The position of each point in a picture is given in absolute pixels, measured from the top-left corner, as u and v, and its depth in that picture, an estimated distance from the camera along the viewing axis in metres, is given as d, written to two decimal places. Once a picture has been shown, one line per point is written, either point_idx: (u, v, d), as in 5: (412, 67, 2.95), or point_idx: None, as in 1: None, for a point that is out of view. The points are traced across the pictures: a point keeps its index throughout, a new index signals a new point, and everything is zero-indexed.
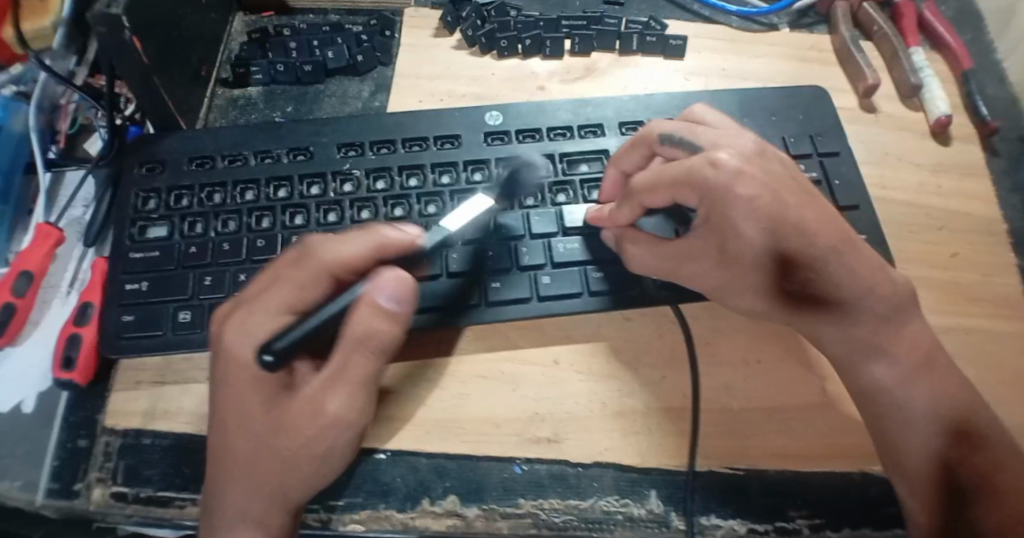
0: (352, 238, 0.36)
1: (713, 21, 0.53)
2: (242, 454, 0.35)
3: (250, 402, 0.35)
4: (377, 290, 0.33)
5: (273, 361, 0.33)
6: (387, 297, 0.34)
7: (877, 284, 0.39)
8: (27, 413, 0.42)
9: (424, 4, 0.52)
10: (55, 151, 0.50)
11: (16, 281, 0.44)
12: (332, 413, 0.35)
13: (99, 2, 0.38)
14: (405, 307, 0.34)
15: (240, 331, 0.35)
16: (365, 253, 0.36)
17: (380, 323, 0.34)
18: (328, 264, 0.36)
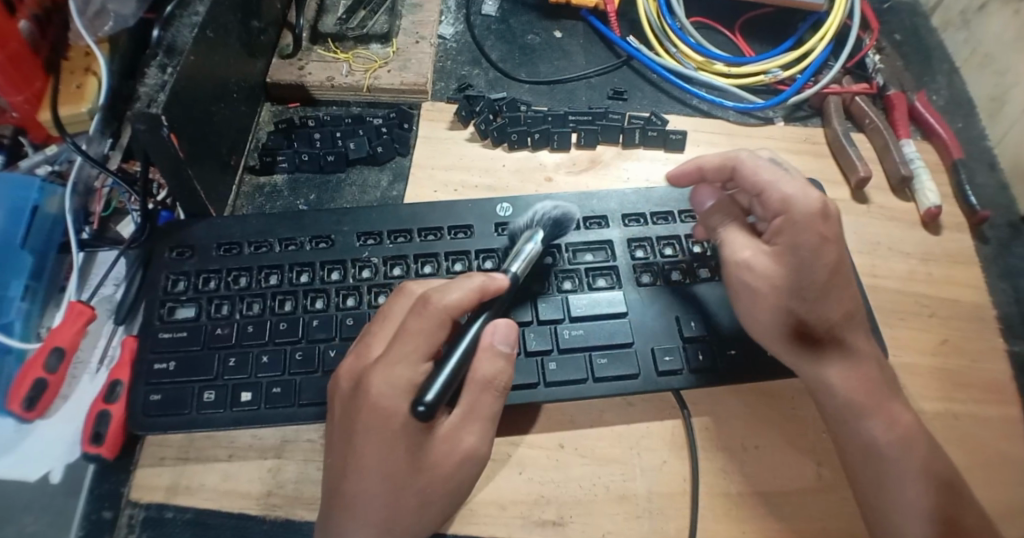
0: (455, 286, 0.39)
1: (712, 116, 0.57)
2: (374, 500, 0.37)
3: (389, 448, 0.36)
4: (493, 335, 0.39)
5: (425, 412, 0.36)
6: (503, 341, 0.39)
7: (872, 359, 0.44)
8: (54, 483, 0.44)
9: (440, 98, 0.56)
10: (88, 231, 0.50)
11: (48, 358, 0.45)
12: (468, 448, 0.39)
13: (140, 101, 0.41)
14: (513, 344, 0.39)
15: (380, 378, 0.37)
16: (473, 296, 0.39)
17: (501, 364, 0.39)
18: (448, 310, 0.38)
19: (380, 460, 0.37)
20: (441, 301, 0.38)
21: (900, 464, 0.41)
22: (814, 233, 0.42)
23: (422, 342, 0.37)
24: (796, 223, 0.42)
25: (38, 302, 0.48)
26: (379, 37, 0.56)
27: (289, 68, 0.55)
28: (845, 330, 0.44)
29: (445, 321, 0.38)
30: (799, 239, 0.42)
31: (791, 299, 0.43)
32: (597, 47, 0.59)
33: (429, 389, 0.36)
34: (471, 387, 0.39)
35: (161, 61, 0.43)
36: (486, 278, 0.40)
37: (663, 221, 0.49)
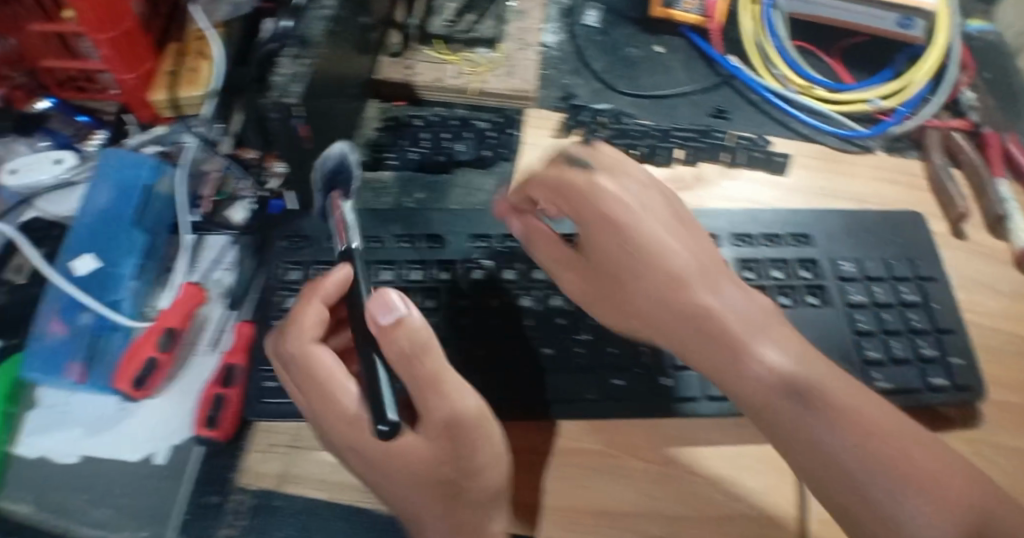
0: (304, 307, 0.40)
1: (812, 141, 0.57)
2: (415, 507, 0.38)
3: (390, 466, 0.37)
4: (371, 312, 0.37)
5: (388, 429, 0.36)
6: (386, 313, 0.37)
7: (788, 344, 0.38)
8: (157, 464, 0.44)
9: (546, 106, 0.56)
10: (198, 214, 0.50)
11: (159, 338, 0.45)
12: (444, 420, 0.36)
13: (273, 90, 0.42)
14: (399, 308, 0.37)
15: (337, 420, 0.38)
16: (332, 293, 0.40)
17: (397, 337, 0.37)
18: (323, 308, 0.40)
19: (403, 480, 0.37)
20: (305, 316, 0.39)
21: (874, 477, 0.33)
22: (610, 251, 0.42)
23: (337, 376, 0.38)
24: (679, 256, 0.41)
25: (147, 282, 0.48)
26: (486, 42, 0.57)
27: (397, 67, 0.56)
28: (766, 324, 0.39)
29: (313, 347, 0.39)
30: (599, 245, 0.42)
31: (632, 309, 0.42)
32: (697, 63, 0.60)
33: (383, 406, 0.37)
34: (404, 368, 0.37)
35: (293, 52, 0.44)
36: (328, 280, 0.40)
37: (772, 243, 0.50)
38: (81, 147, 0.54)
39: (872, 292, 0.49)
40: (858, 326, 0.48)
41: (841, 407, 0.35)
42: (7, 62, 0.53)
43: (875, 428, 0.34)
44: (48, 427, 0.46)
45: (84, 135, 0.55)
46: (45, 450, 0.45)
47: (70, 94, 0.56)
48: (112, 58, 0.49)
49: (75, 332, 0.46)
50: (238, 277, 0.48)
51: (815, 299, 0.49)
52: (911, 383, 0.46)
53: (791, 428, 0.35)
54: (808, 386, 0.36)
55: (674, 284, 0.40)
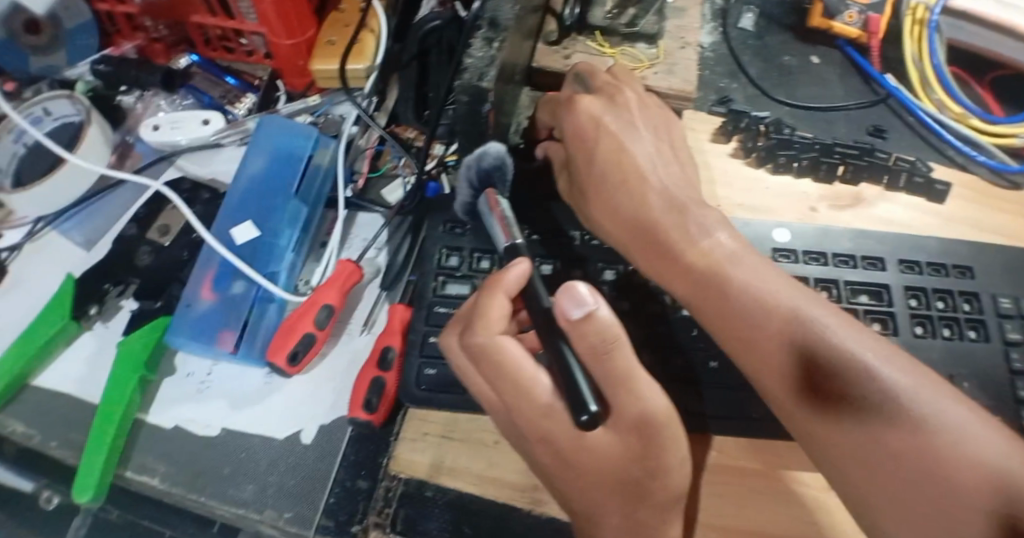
0: (486, 301, 0.37)
1: (965, 169, 0.57)
2: (597, 505, 0.36)
3: (570, 458, 0.35)
4: (560, 308, 0.33)
5: (592, 419, 0.33)
6: (577, 308, 0.32)
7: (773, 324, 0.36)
8: (305, 443, 0.44)
9: (703, 108, 0.57)
10: (352, 190, 0.50)
11: (318, 313, 0.44)
12: (638, 417, 0.33)
13: (470, 72, 0.41)
14: (595, 301, 0.33)
15: (521, 415, 0.35)
16: (507, 291, 0.37)
17: (591, 331, 0.32)
18: (501, 304, 0.37)
19: (589, 478, 0.35)
20: (480, 310, 0.37)
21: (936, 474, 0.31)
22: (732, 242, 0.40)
23: (524, 366, 0.35)
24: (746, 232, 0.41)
25: (300, 255, 0.48)
26: (647, 38, 0.56)
27: (554, 56, 0.56)
28: (758, 304, 0.36)
29: (501, 340, 0.35)
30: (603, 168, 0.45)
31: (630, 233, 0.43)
32: (854, 79, 0.60)
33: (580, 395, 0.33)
34: (597, 367, 0.33)
35: (485, 34, 0.43)
36: (511, 273, 0.37)
37: (936, 272, 0.49)
38: (230, 108, 0.54)
39: None
40: (1015, 365, 0.46)
41: (874, 417, 0.33)
42: (149, 14, 0.54)
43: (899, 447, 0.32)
44: (189, 395, 0.46)
45: (234, 98, 0.55)
46: (180, 420, 0.45)
47: (217, 54, 0.57)
48: (276, 24, 0.49)
49: (227, 301, 0.45)
50: (394, 258, 0.48)
51: (976, 334, 0.47)
52: None
53: (845, 455, 0.33)
54: (874, 401, 0.33)
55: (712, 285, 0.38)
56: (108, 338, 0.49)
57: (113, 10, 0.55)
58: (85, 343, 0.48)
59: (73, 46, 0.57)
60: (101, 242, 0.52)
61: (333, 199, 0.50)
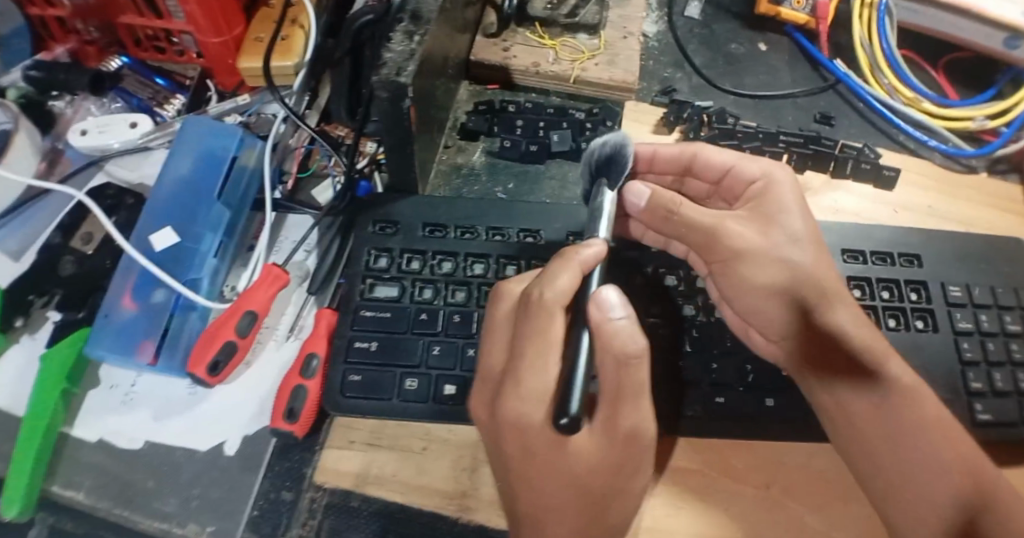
0: (557, 271, 0.32)
1: (916, 155, 0.56)
2: (541, 510, 0.32)
3: (538, 460, 0.31)
4: (599, 307, 0.30)
5: (567, 424, 0.30)
6: (611, 310, 0.30)
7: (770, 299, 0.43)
8: (228, 456, 0.42)
9: (644, 99, 0.55)
10: (281, 192, 0.49)
11: (239, 321, 0.43)
12: (630, 430, 0.31)
13: (387, 68, 0.39)
14: (629, 310, 0.30)
15: (512, 394, 0.30)
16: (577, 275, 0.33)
17: (623, 341, 0.30)
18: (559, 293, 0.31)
19: (545, 482, 0.31)
20: (540, 288, 0.32)
21: (920, 447, 0.39)
22: (760, 219, 0.44)
23: (549, 349, 0.30)
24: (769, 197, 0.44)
25: (225, 260, 0.46)
26: (588, 28, 0.55)
27: (493, 49, 0.54)
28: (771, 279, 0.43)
29: (557, 312, 0.31)
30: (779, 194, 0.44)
31: (783, 257, 0.43)
32: (802, 66, 0.59)
33: (568, 398, 0.30)
34: (614, 369, 0.30)
35: (406, 27, 0.41)
36: (585, 254, 0.33)
37: (882, 262, 0.47)
38: (157, 111, 0.52)
39: (980, 320, 0.46)
40: (965, 355, 0.44)
41: (923, 410, 0.40)
42: (81, 16, 0.51)
43: (944, 436, 0.39)
44: (112, 407, 0.44)
45: (162, 99, 0.52)
46: (105, 432, 0.43)
47: (148, 55, 0.54)
48: (203, 22, 0.48)
49: (148, 309, 0.44)
50: (322, 261, 0.47)
51: (925, 324, 0.46)
52: (1013, 417, 0.43)
53: (876, 430, 0.40)
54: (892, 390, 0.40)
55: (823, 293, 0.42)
56: (36, 352, 0.45)
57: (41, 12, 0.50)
58: (14, 357, 0.45)
59: (10, 46, 0.52)
60: (30, 252, 0.48)
61: (260, 202, 0.49)
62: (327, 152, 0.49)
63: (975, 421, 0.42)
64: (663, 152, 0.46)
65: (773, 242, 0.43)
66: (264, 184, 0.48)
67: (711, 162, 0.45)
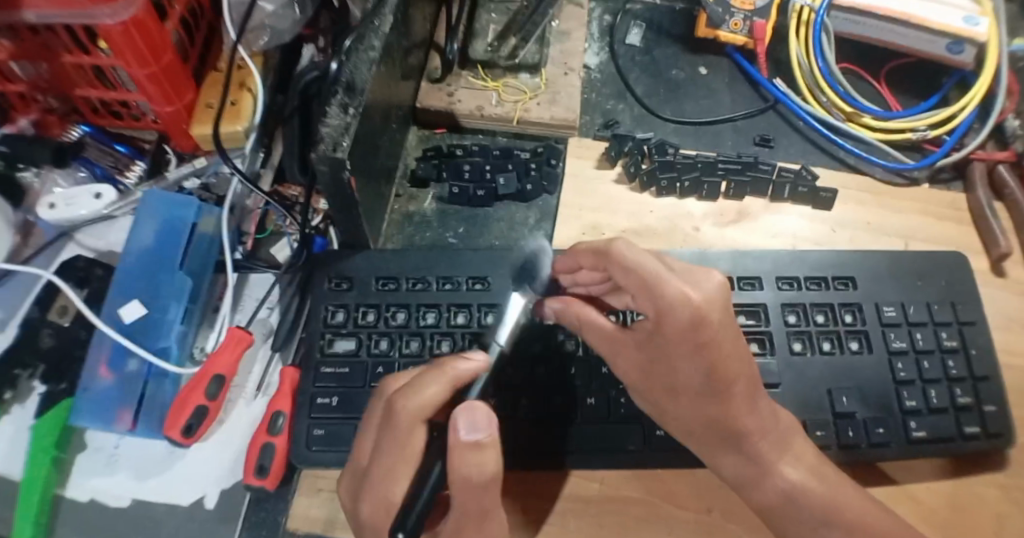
0: (428, 383, 0.33)
1: (857, 171, 0.57)
2: None
3: None
4: (454, 426, 0.29)
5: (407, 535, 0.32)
6: (471, 433, 0.29)
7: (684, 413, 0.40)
8: (208, 509, 0.45)
9: (587, 135, 0.57)
10: (241, 251, 0.52)
11: (209, 385, 0.46)
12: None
13: (324, 143, 0.40)
14: (489, 433, 0.29)
15: (371, 498, 0.32)
16: (445, 388, 0.33)
17: (471, 463, 0.30)
18: (416, 412, 0.32)
19: None
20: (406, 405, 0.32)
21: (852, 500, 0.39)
22: (664, 347, 0.37)
23: (403, 462, 0.32)
24: (672, 324, 0.35)
25: (194, 323, 0.49)
26: (530, 67, 0.57)
27: (439, 94, 0.55)
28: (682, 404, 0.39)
29: (417, 427, 0.32)
30: (668, 347, 0.36)
31: (678, 385, 0.38)
32: (743, 87, 0.60)
33: (412, 511, 0.31)
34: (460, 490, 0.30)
35: (342, 99, 0.42)
36: (455, 367, 0.33)
37: (816, 286, 0.49)
38: (121, 179, 0.54)
39: (914, 339, 0.48)
40: (899, 375, 0.46)
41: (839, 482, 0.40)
42: (38, 89, 0.51)
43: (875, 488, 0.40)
44: (99, 468, 0.46)
45: (124, 166, 0.54)
46: (94, 492, 0.46)
47: (107, 121, 0.54)
48: (154, 92, 0.48)
49: (122, 378, 0.47)
50: (284, 318, 0.49)
51: (859, 345, 0.48)
52: (948, 432, 0.45)
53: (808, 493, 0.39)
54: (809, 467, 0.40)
55: (723, 427, 0.39)
56: (25, 420, 0.48)
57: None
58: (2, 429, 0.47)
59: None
60: (12, 323, 0.51)
61: (222, 263, 0.52)
62: (281, 212, 0.52)
63: (909, 438, 0.45)
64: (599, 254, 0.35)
65: (656, 385, 0.39)
66: (224, 246, 0.51)
67: (623, 272, 0.35)
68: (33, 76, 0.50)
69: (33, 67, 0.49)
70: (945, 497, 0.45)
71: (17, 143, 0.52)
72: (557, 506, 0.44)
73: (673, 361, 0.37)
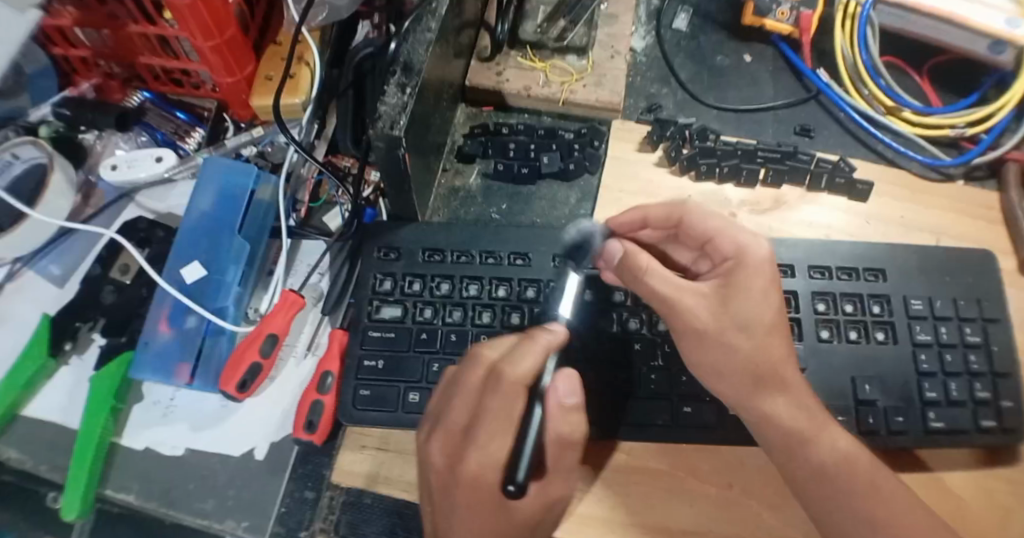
0: (524, 352, 0.36)
1: (894, 165, 0.58)
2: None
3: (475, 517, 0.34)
4: (556, 392, 0.36)
5: (515, 490, 0.34)
6: (569, 395, 0.36)
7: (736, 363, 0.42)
8: (258, 460, 0.48)
9: (630, 118, 0.58)
10: (295, 219, 0.54)
11: (264, 343, 0.48)
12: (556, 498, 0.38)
13: (382, 120, 0.43)
14: (581, 399, 0.37)
15: (477, 454, 0.34)
16: (542, 357, 0.37)
17: (574, 422, 0.37)
18: (523, 379, 0.35)
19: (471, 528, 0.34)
20: (513, 370, 0.35)
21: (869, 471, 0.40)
22: (744, 280, 0.43)
23: (508, 422, 0.35)
24: (749, 267, 0.43)
25: (249, 285, 0.52)
26: (578, 50, 0.58)
27: (487, 73, 0.57)
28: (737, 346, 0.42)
29: (521, 394, 0.35)
30: (743, 283, 0.43)
31: (742, 324, 0.42)
32: (786, 77, 0.61)
33: (517, 466, 0.34)
34: (554, 448, 0.37)
35: (399, 79, 0.44)
36: (548, 337, 0.37)
37: (847, 276, 0.51)
38: (180, 144, 0.57)
39: (939, 332, 0.49)
40: (921, 367, 0.48)
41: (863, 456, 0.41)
42: (101, 55, 0.54)
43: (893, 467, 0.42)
44: (155, 420, 0.49)
45: (184, 133, 0.57)
46: (149, 441, 0.48)
47: (168, 89, 0.57)
48: (217, 63, 0.51)
49: (182, 334, 0.49)
50: (334, 284, 0.52)
51: (885, 336, 0.49)
52: (965, 424, 0.47)
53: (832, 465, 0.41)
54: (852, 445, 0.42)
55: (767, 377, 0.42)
56: (85, 371, 0.51)
57: (62, 52, 0.53)
58: (65, 377, 0.50)
59: (35, 86, 0.56)
60: (73, 279, 0.54)
61: (277, 230, 0.54)
62: (334, 182, 0.54)
63: (928, 428, 0.46)
64: (652, 215, 0.47)
65: (723, 326, 0.42)
66: (280, 213, 0.53)
67: (696, 227, 0.46)
68: (96, 42, 0.52)
69: (96, 33, 0.51)
70: (958, 488, 0.46)
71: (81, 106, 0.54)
72: (584, 473, 0.46)
73: (749, 292, 0.42)
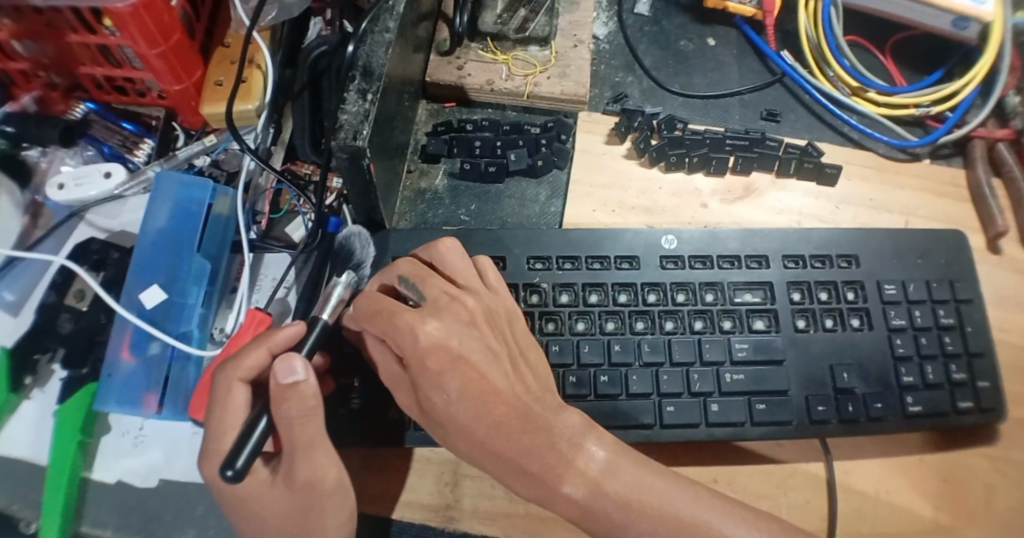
0: (250, 348, 0.39)
1: (861, 147, 0.58)
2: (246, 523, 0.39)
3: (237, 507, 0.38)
4: (274, 373, 0.36)
5: (234, 476, 0.35)
6: (288, 375, 0.36)
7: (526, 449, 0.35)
8: None
9: (596, 109, 0.57)
10: (256, 231, 0.53)
11: None
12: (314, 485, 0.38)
13: (344, 132, 0.40)
14: (305, 376, 0.36)
15: (207, 458, 0.37)
16: (263, 349, 0.39)
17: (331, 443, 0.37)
18: (234, 374, 0.38)
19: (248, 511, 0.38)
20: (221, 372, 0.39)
21: None
22: (416, 382, 0.36)
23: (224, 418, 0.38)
24: (415, 360, 0.36)
25: (212, 307, 0.51)
26: (539, 40, 0.56)
27: (448, 67, 0.55)
28: (460, 432, 0.36)
29: (236, 386, 0.38)
30: (430, 383, 0.36)
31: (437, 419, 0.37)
32: (750, 59, 0.60)
33: (238, 454, 0.35)
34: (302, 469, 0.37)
35: (359, 85, 0.42)
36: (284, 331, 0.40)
37: (820, 264, 0.51)
38: (128, 157, 0.54)
39: (913, 317, 0.50)
40: (898, 352, 0.48)
41: None
42: (41, 66, 0.50)
43: None
44: (125, 451, 0.48)
45: (133, 144, 0.54)
46: (121, 473, 0.47)
47: (112, 97, 0.54)
48: (163, 70, 0.48)
49: (147, 361, 0.48)
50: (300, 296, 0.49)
51: (860, 322, 0.49)
52: (942, 407, 0.48)
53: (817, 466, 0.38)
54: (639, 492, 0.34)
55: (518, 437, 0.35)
56: (49, 405, 0.49)
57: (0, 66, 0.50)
58: (28, 412, 0.48)
59: None
60: (28, 307, 0.51)
61: (239, 244, 0.53)
62: (294, 191, 0.52)
63: (907, 413, 0.47)
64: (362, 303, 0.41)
65: (463, 428, 0.36)
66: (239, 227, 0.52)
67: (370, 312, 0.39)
68: (36, 54, 0.49)
69: (36, 45, 0.48)
70: (932, 466, 0.48)
71: (24, 123, 0.52)
72: None
73: (440, 387, 0.36)
